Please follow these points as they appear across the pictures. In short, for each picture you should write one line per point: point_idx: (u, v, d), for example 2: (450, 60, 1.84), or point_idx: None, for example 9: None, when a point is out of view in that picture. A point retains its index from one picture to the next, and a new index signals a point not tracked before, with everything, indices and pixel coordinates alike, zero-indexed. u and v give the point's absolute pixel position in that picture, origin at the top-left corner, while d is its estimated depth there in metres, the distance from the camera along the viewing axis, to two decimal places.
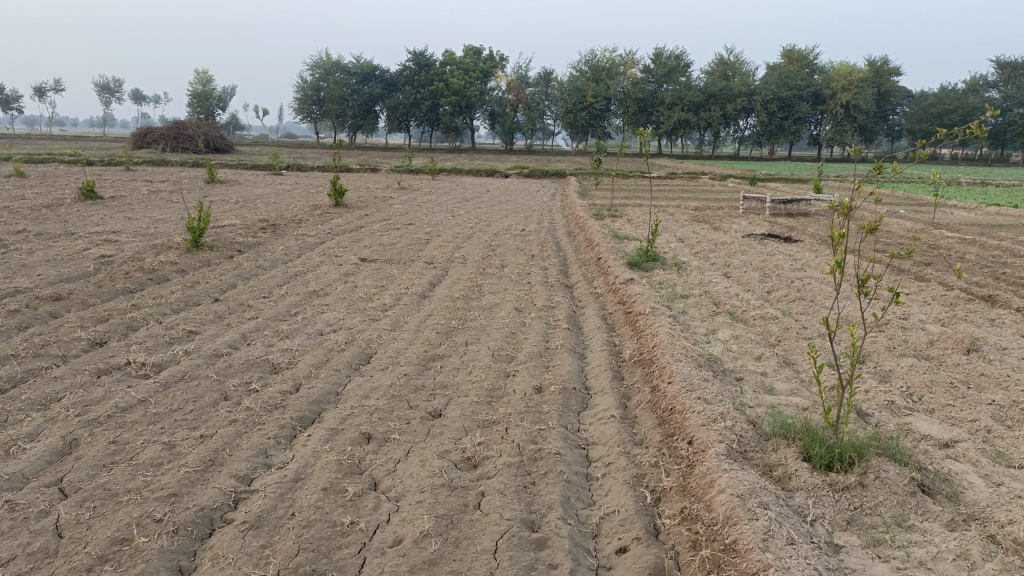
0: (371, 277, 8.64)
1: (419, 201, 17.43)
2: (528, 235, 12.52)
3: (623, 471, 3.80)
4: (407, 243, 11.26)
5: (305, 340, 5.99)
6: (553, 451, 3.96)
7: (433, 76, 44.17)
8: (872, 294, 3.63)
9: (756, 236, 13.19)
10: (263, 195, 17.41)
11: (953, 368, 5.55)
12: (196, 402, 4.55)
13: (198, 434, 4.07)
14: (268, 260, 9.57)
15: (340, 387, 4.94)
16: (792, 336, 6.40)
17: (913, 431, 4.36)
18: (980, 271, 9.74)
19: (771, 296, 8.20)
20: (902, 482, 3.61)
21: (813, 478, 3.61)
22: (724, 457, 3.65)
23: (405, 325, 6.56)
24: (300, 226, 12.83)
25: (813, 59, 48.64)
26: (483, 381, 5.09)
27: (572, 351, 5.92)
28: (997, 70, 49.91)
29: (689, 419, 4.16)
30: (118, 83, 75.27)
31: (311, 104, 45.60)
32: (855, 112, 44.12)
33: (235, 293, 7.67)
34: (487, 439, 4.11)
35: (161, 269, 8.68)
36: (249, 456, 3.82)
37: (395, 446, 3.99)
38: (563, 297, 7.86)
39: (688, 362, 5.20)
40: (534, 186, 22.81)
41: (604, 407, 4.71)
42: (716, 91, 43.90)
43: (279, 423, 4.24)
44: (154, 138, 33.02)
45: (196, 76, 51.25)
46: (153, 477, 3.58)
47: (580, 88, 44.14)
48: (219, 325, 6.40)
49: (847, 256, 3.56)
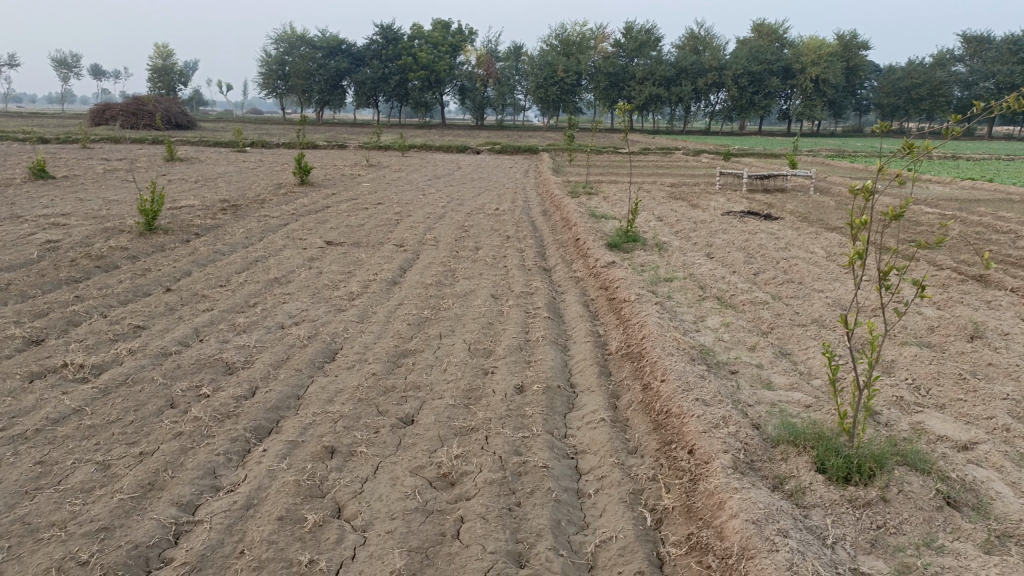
0: (337, 262, 8.15)
1: (388, 178, 16.88)
2: (502, 214, 12.07)
3: (618, 487, 3.41)
4: (376, 224, 10.73)
5: (264, 334, 5.50)
6: (540, 464, 3.55)
7: (401, 49, 43.10)
8: (895, 287, 3.24)
9: (735, 213, 12.87)
10: (225, 174, 16.71)
11: (958, 357, 5.23)
12: (137, 412, 4.07)
13: (137, 452, 3.59)
14: (227, 244, 9.02)
15: (301, 390, 4.47)
16: (785, 324, 6.04)
17: (928, 432, 4.02)
18: (968, 248, 9.46)
19: (758, 278, 7.84)
20: (926, 495, 3.24)
21: (830, 493, 3.24)
22: (731, 472, 3.27)
23: (373, 316, 6.08)
24: (263, 206, 12.23)
25: (783, 33, 48.45)
26: (459, 380, 4.65)
27: (555, 344, 5.51)
28: (963, 44, 50.08)
29: (688, 425, 3.77)
30: (74, 58, 72.68)
31: (276, 79, 44.33)
32: (825, 86, 43.98)
33: (189, 282, 7.12)
34: (465, 450, 3.68)
35: (110, 255, 8.09)
36: (194, 478, 3.35)
37: (362, 461, 3.54)
38: (541, 281, 7.44)
39: (681, 356, 4.81)
40: (506, 163, 22.34)
41: (592, 408, 4.31)
42: (687, 65, 43.53)
43: (230, 435, 3.77)
44: (112, 115, 31.82)
45: (156, 50, 49.66)
46: (80, 506, 3.10)
47: (551, 62, 43.40)
48: (169, 319, 5.87)
49: (869, 246, 3.17)
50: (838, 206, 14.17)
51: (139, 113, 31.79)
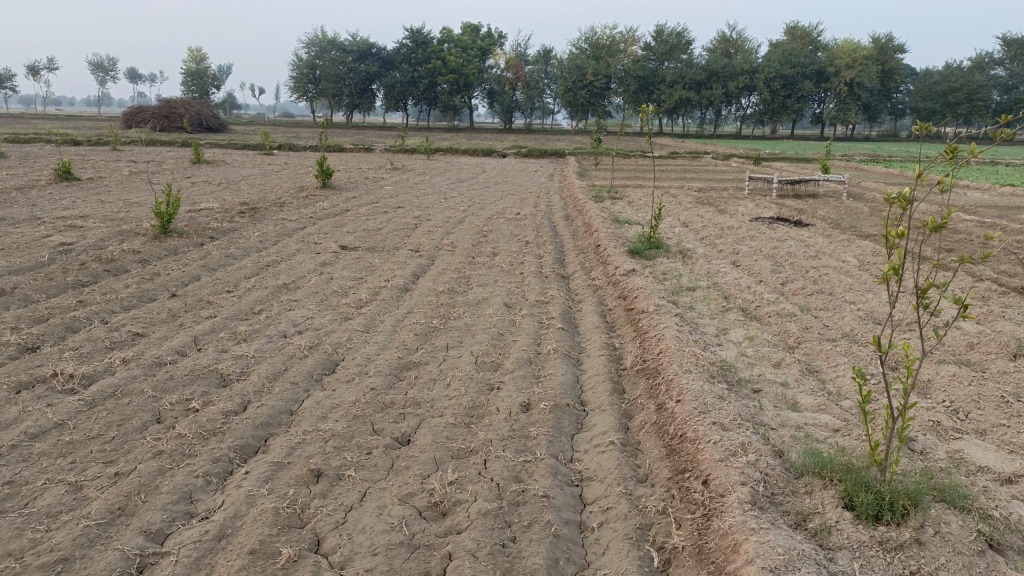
0: (350, 268, 7.94)
1: (411, 181, 16.71)
2: (523, 219, 11.82)
3: (624, 521, 3.12)
4: (394, 228, 10.53)
5: (264, 344, 5.29)
6: (540, 493, 3.27)
7: (430, 53, 43.10)
8: (934, 305, 2.91)
9: (764, 219, 12.47)
10: (249, 176, 16.67)
11: (1000, 378, 4.85)
12: (120, 427, 3.87)
13: (113, 472, 3.38)
14: (241, 248, 8.87)
15: (295, 405, 4.24)
16: (813, 338, 5.70)
17: (968, 462, 3.67)
18: (1010, 258, 8.99)
19: (786, 288, 7.49)
20: (966, 538, 2.89)
21: (858, 533, 2.91)
22: (748, 508, 2.97)
23: (380, 325, 5.84)
24: (282, 209, 12.10)
25: (817, 36, 47.65)
26: (462, 397, 4.39)
27: (567, 357, 5.22)
28: (1003, 46, 48.83)
29: (703, 452, 3.47)
30: (111, 61, 73.81)
31: (306, 83, 44.59)
32: (860, 89, 43.10)
33: (196, 287, 6.95)
34: (461, 476, 3.41)
35: (121, 259, 7.96)
36: (167, 503, 3.13)
37: (349, 487, 3.30)
38: (558, 290, 7.16)
39: (700, 373, 4.49)
40: (532, 167, 22.11)
41: (602, 430, 4.02)
42: (718, 68, 42.96)
43: (212, 455, 3.56)
44: (144, 118, 32.15)
45: (190, 55, 50.34)
46: (42, 534, 2.89)
47: (580, 66, 43.11)
48: (170, 326, 5.68)
49: (905, 260, 2.84)
50: (871, 212, 13.69)
51: (171, 116, 32.17)
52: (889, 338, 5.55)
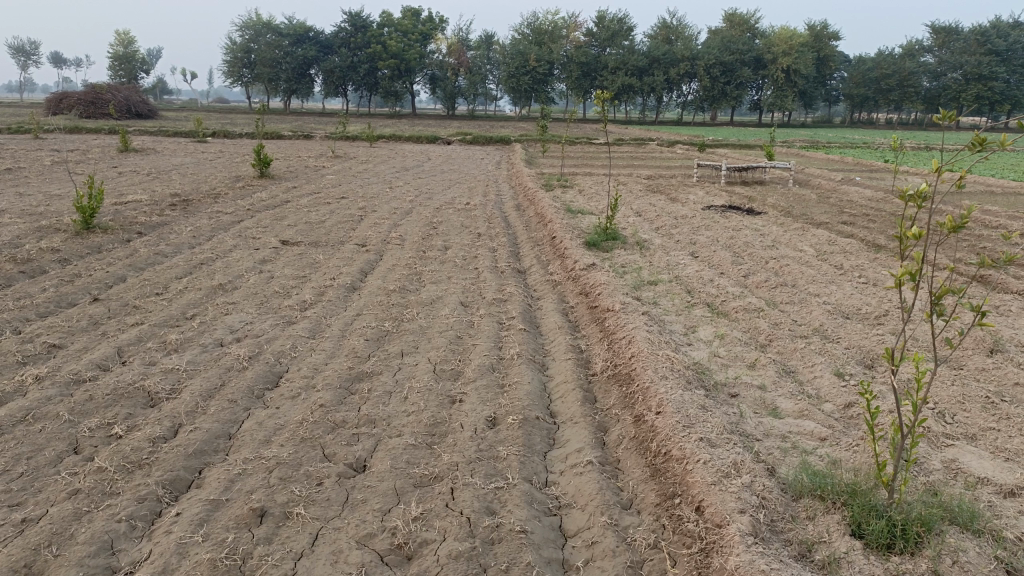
0: (291, 265, 7.43)
1: (354, 170, 16.11)
2: (473, 210, 11.41)
3: (614, 560, 2.79)
4: (338, 221, 9.99)
5: (198, 355, 4.79)
6: (517, 528, 2.92)
7: (370, 38, 42.05)
8: (950, 315, 2.63)
9: (716, 208, 12.33)
10: (182, 165, 15.79)
11: (981, 376, 4.67)
12: (30, 461, 3.36)
13: (19, 518, 2.90)
14: (172, 244, 8.23)
15: (234, 427, 3.78)
16: (785, 335, 5.47)
17: (966, 473, 3.45)
18: (963, 244, 8.96)
19: (749, 281, 7.27)
20: (986, 567, 2.63)
21: (871, 565, 2.62)
22: (752, 542, 2.67)
23: (327, 330, 5.39)
24: (217, 201, 11.42)
25: (755, 24, 48.21)
26: (422, 412, 4.00)
27: (532, 363, 4.86)
28: (930, 35, 50.09)
29: (693, 474, 3.17)
30: (32, 44, 69.90)
31: (242, 67, 43.05)
32: (796, 76, 43.71)
33: (122, 289, 6.34)
34: (426, 510, 3.03)
35: (37, 258, 7.26)
36: (83, 557, 2.67)
37: (298, 529, 2.88)
38: (516, 286, 6.79)
39: (677, 380, 4.18)
40: (478, 154, 21.66)
41: (578, 447, 3.69)
42: (659, 55, 43.00)
43: (138, 494, 3.09)
44: (69, 104, 30.47)
45: (118, 37, 48.08)
46: None
47: (523, 51, 42.54)
48: (91, 336, 5.12)
49: (923, 263, 2.55)
50: (820, 200, 13.70)
51: (98, 102, 30.61)
52: (865, 339, 5.33)
